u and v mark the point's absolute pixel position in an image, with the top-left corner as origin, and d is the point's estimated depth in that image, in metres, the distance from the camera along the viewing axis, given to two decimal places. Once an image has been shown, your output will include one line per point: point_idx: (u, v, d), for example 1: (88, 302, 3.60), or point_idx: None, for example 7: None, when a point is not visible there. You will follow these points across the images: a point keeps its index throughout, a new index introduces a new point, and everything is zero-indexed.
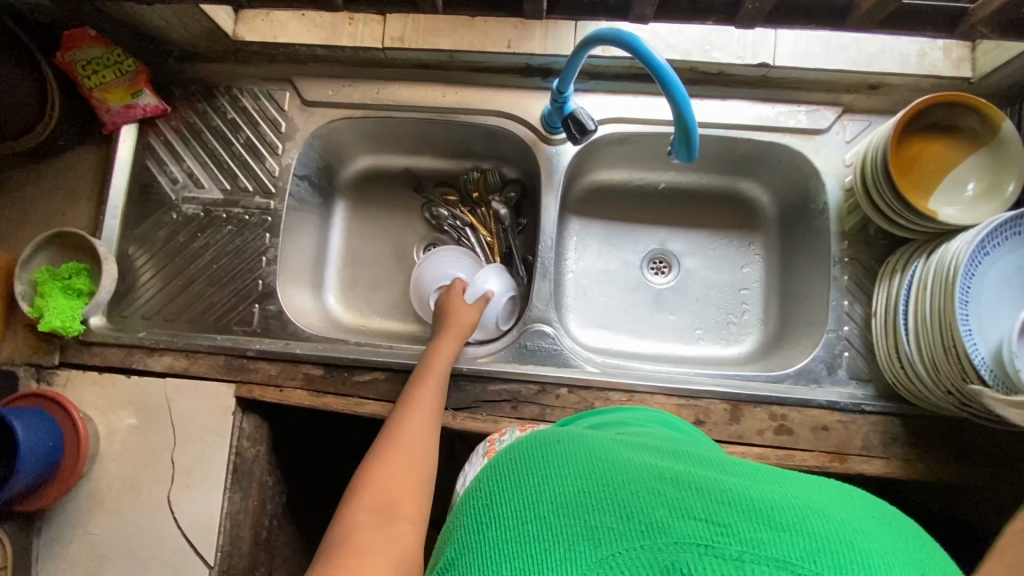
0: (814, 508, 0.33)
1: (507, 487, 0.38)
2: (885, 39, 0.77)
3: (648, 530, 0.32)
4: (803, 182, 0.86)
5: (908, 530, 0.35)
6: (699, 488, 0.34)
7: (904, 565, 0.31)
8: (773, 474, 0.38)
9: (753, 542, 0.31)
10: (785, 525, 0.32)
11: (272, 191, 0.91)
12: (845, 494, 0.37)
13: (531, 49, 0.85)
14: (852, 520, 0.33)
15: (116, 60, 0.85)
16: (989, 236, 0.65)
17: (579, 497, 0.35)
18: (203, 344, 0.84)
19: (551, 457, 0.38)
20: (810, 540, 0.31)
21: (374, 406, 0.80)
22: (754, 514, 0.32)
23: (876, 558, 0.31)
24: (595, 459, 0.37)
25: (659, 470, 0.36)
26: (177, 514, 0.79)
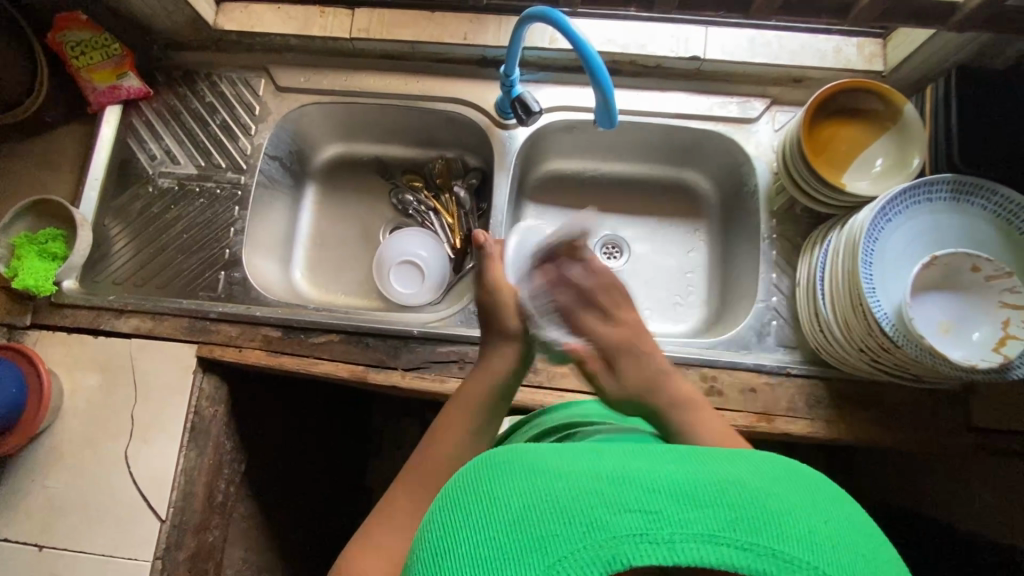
0: (725, 480, 0.37)
1: (463, 504, 0.38)
2: (804, 38, 0.87)
3: (592, 529, 0.34)
4: (737, 168, 0.94)
5: (810, 478, 0.39)
6: (632, 479, 0.36)
7: (794, 511, 0.36)
8: (693, 448, 0.40)
9: (682, 522, 0.34)
10: (706, 503, 0.35)
11: (243, 168, 0.95)
12: (753, 457, 0.40)
13: (485, 41, 0.91)
14: (758, 482, 0.37)
15: (104, 44, 0.90)
16: (891, 205, 0.72)
17: (530, 511, 0.35)
18: (169, 307, 0.88)
19: (504, 474, 0.38)
20: (725, 512, 0.35)
21: (326, 366, 0.84)
22: (679, 494, 0.35)
23: (773, 514, 0.36)
24: (536, 466, 0.38)
25: (598, 471, 0.37)
26: (133, 468, 0.83)
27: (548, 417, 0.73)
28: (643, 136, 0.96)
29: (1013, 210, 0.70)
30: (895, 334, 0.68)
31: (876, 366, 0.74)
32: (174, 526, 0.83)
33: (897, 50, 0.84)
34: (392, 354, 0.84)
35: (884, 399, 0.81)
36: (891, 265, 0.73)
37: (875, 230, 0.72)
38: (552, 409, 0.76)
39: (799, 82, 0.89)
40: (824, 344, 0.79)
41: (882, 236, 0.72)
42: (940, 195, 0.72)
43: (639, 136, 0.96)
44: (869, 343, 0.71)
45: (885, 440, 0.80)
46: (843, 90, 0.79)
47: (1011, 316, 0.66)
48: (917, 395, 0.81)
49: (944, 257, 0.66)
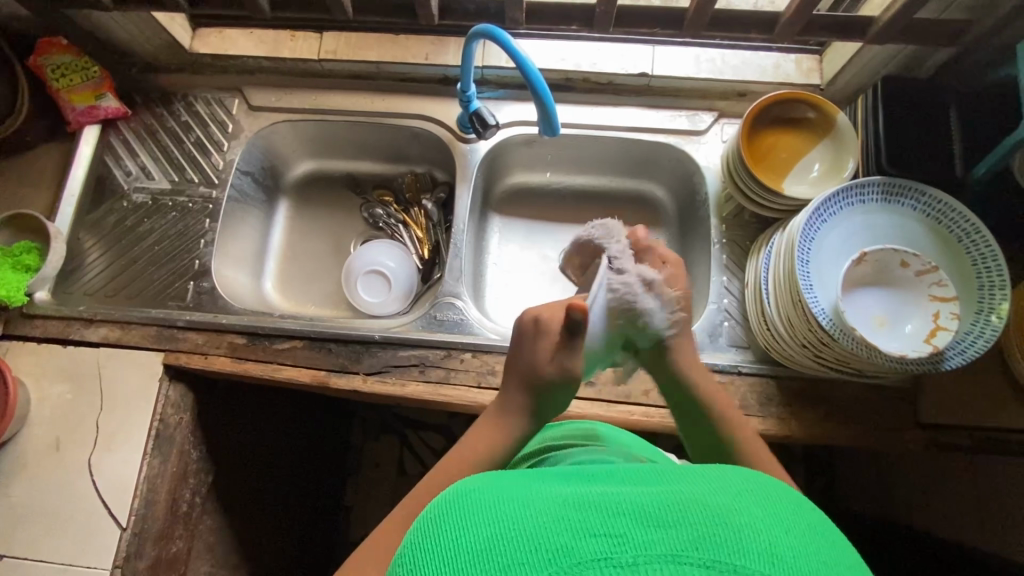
0: (694, 499, 0.35)
1: (431, 539, 0.37)
2: (745, 55, 0.93)
3: (555, 556, 0.32)
4: (689, 177, 0.98)
5: (781, 496, 0.37)
6: (595, 505, 0.35)
7: (772, 531, 0.34)
8: (667, 475, 0.39)
9: (646, 544, 0.32)
10: (671, 524, 0.33)
11: (215, 182, 0.99)
12: (732, 480, 0.38)
13: (445, 61, 0.96)
14: (724, 499, 0.35)
15: (84, 67, 0.95)
16: (825, 206, 0.75)
17: (495, 543, 0.34)
18: (137, 316, 0.90)
19: (472, 509, 0.37)
20: (694, 531, 0.32)
21: (290, 371, 0.86)
22: (642, 516, 0.33)
23: (748, 532, 0.33)
24: (503, 499, 0.37)
25: (563, 497, 0.36)
26: (95, 476, 0.84)
27: (530, 440, 0.74)
28: (600, 149, 1.00)
29: (940, 209, 0.74)
30: (831, 328, 0.70)
31: (820, 362, 0.76)
32: (134, 535, 0.82)
33: (831, 64, 0.89)
34: (355, 359, 0.86)
35: (835, 397, 0.82)
36: (828, 263, 0.76)
37: (811, 230, 0.75)
38: (534, 435, 0.76)
39: (744, 96, 0.95)
40: (771, 342, 0.81)
41: (818, 236, 0.76)
42: (872, 196, 0.76)
43: (596, 150, 1.00)
44: (810, 338, 0.74)
45: (837, 437, 0.81)
46: (779, 102, 0.84)
47: (940, 309, 0.69)
48: (867, 392, 0.83)
49: (874, 254, 0.70)
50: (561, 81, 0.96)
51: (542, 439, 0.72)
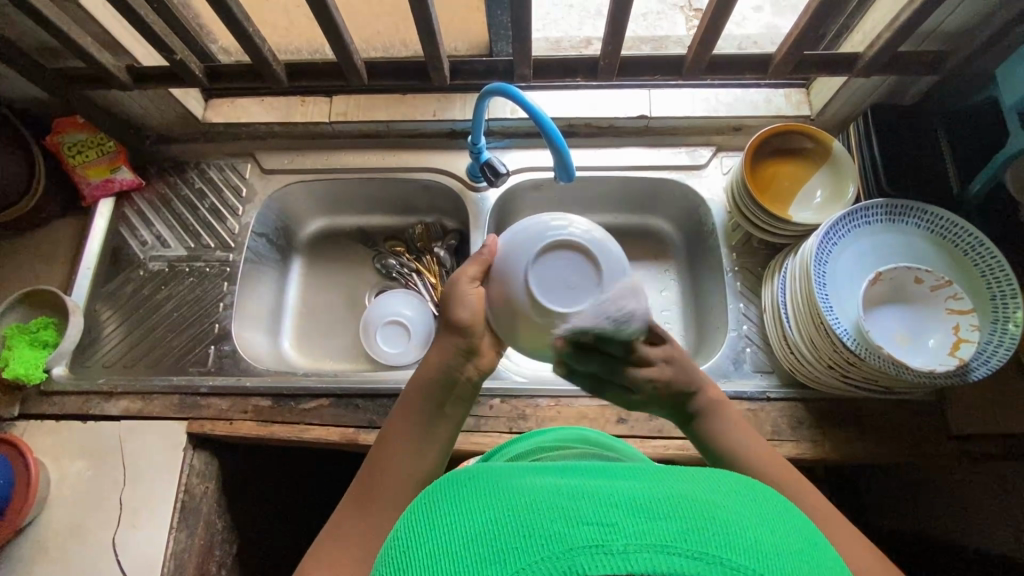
0: (685, 494, 0.35)
1: (428, 522, 0.37)
2: (736, 92, 0.98)
3: (548, 542, 0.33)
4: (695, 210, 1.01)
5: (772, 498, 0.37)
6: (590, 494, 0.35)
7: (759, 528, 0.34)
8: (661, 469, 0.39)
9: (636, 534, 0.32)
10: (661, 513, 0.33)
11: (231, 245, 1.00)
12: (724, 480, 0.38)
13: (452, 116, 0.99)
14: (715, 496, 0.36)
15: (99, 143, 0.97)
16: (834, 229, 0.78)
17: (488, 527, 0.35)
18: (158, 385, 0.90)
19: (470, 495, 0.38)
20: (683, 522, 0.33)
21: (318, 431, 0.85)
22: (634, 506, 0.34)
23: (735, 526, 0.33)
24: (501, 485, 0.38)
25: (558, 486, 0.37)
26: (120, 557, 0.81)
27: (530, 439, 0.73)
28: (605, 188, 1.03)
29: (943, 225, 0.77)
30: (856, 347, 0.72)
31: (847, 381, 0.77)
32: None
33: (820, 96, 0.94)
34: (383, 413, 0.85)
35: (864, 415, 0.83)
36: (843, 283, 0.78)
37: (824, 254, 0.78)
38: (522, 439, 0.75)
39: (739, 130, 0.99)
40: (796, 365, 0.82)
41: (831, 258, 0.78)
42: (877, 217, 0.79)
43: (602, 189, 1.03)
44: (835, 359, 0.75)
45: (871, 455, 0.81)
46: (777, 134, 0.88)
47: (959, 322, 0.71)
48: (894, 407, 0.83)
49: (889, 272, 0.72)
50: (565, 128, 1.00)
51: (532, 441, 0.71)
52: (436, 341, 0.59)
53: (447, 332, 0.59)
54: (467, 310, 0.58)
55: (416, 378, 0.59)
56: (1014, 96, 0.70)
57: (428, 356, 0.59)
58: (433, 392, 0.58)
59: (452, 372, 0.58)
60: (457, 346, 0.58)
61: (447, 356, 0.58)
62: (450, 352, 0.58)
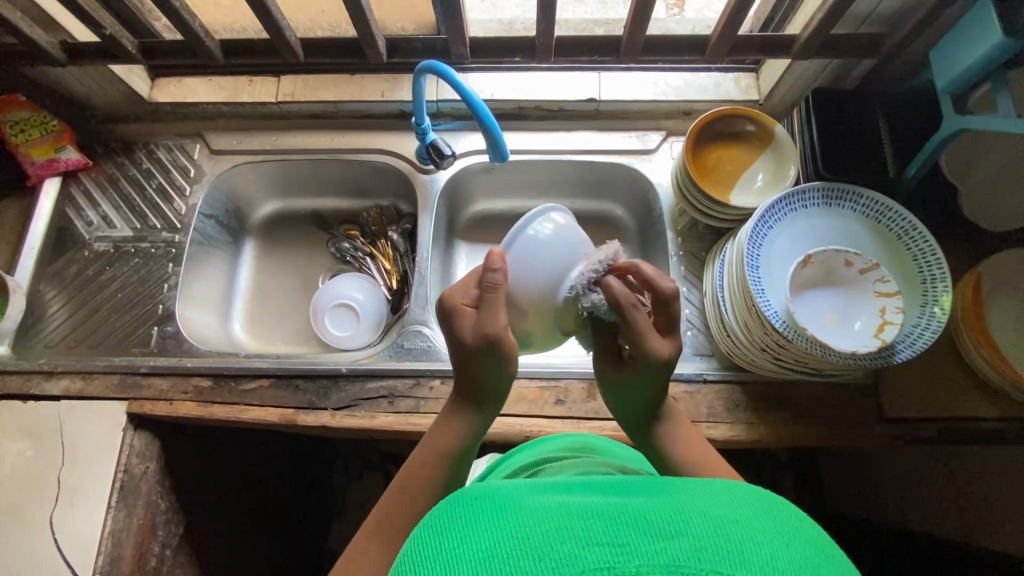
0: (696, 512, 0.37)
1: (438, 545, 0.37)
2: (687, 76, 0.98)
3: (560, 564, 0.34)
4: (645, 195, 1.01)
5: (780, 511, 0.39)
6: (601, 515, 0.37)
7: (773, 543, 0.36)
8: (669, 486, 0.41)
9: (649, 554, 0.35)
10: (675, 534, 0.35)
11: (178, 226, 0.99)
12: (732, 492, 0.40)
13: (401, 97, 0.98)
14: (724, 512, 0.38)
15: (43, 121, 0.96)
16: (769, 213, 0.78)
17: (502, 548, 0.36)
18: (99, 365, 0.89)
19: (478, 518, 0.38)
20: (695, 542, 0.35)
21: (257, 412, 0.85)
22: (647, 527, 0.36)
23: (747, 542, 0.35)
24: (509, 508, 0.39)
25: (570, 507, 0.38)
26: (57, 535, 0.81)
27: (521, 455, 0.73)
28: (556, 173, 1.03)
29: (878, 210, 0.77)
30: (785, 330, 0.72)
31: (781, 365, 0.78)
32: None
33: (768, 80, 0.94)
34: (323, 395, 0.85)
35: (800, 399, 0.84)
36: (778, 267, 0.78)
37: (758, 237, 0.78)
38: (523, 450, 0.76)
39: (689, 115, 0.99)
40: (733, 349, 0.83)
41: (765, 242, 0.78)
42: (812, 201, 0.79)
43: (553, 173, 1.03)
44: (767, 341, 0.75)
45: (807, 438, 0.82)
46: (721, 117, 0.88)
47: (886, 304, 0.71)
48: (829, 391, 0.84)
49: (818, 255, 0.72)
50: (515, 110, 1.00)
51: (537, 451, 0.72)
52: (458, 412, 0.61)
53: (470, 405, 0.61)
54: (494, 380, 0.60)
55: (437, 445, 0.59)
56: (944, 79, 0.70)
57: (450, 426, 0.61)
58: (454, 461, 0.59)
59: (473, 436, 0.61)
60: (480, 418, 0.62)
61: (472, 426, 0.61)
62: (477, 423, 0.61)
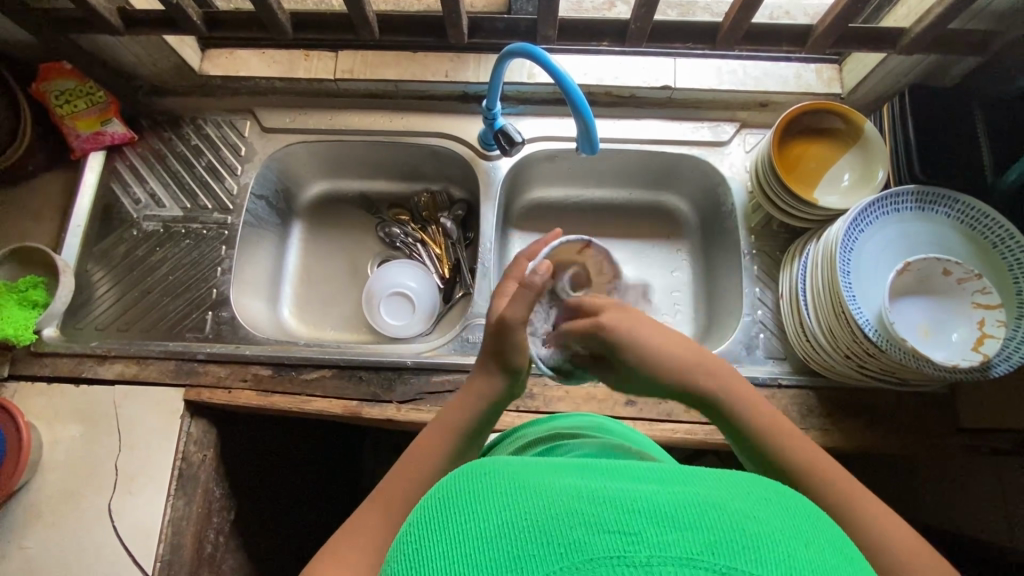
0: (714, 500, 0.31)
1: (434, 519, 0.32)
2: (765, 65, 0.93)
3: (567, 552, 0.28)
4: (713, 188, 0.97)
5: (799, 509, 0.33)
6: (609, 498, 0.31)
7: (793, 542, 0.30)
8: (687, 473, 0.35)
9: (661, 545, 0.28)
10: (688, 525, 0.29)
11: (230, 207, 0.96)
12: (749, 486, 0.34)
13: (466, 78, 0.94)
14: (748, 507, 0.32)
15: (89, 92, 0.91)
16: (862, 215, 0.75)
17: (500, 533, 0.30)
18: (154, 350, 0.87)
19: (474, 492, 0.33)
20: (711, 535, 0.29)
21: (319, 403, 0.83)
22: (659, 514, 0.29)
23: (767, 540, 0.29)
24: (513, 482, 0.33)
25: (577, 487, 0.32)
26: (116, 522, 0.80)
27: (534, 428, 0.72)
28: (622, 162, 0.99)
29: (974, 216, 0.74)
30: (878, 339, 0.70)
31: (862, 372, 0.76)
32: None
33: (852, 73, 0.90)
34: (386, 387, 0.83)
35: (875, 406, 0.82)
36: (869, 271, 0.76)
37: (850, 241, 0.75)
38: (533, 425, 0.74)
39: (765, 107, 0.95)
40: (812, 355, 0.81)
41: (856, 246, 0.75)
42: (906, 205, 0.76)
43: (618, 163, 0.99)
44: (854, 349, 0.73)
45: (880, 445, 0.81)
46: (808, 112, 0.84)
47: (985, 316, 0.69)
48: (904, 398, 0.83)
49: (917, 262, 0.70)
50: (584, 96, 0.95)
51: (549, 426, 0.70)
52: (484, 375, 0.59)
53: (496, 373, 0.59)
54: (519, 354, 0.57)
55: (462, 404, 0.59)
56: None
57: (473, 389, 0.59)
58: (477, 419, 0.59)
59: (494, 408, 0.60)
60: (502, 384, 0.59)
61: (492, 390, 0.59)
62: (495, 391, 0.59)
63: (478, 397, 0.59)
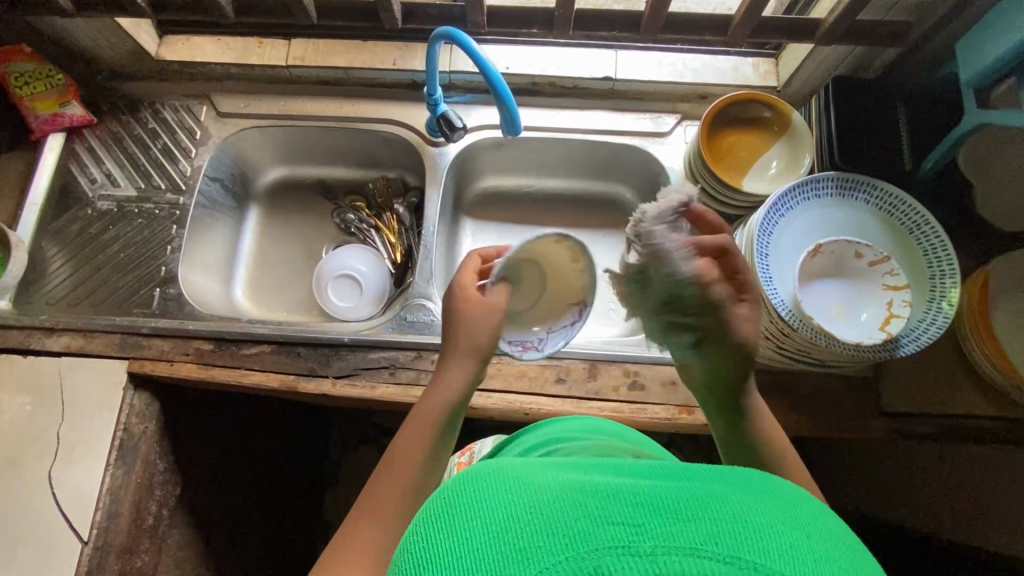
0: (714, 496, 0.33)
1: (448, 519, 0.34)
2: (704, 59, 0.96)
3: (573, 542, 0.30)
4: (655, 178, 1.00)
5: (801, 500, 0.35)
6: (613, 494, 0.33)
7: (799, 531, 0.32)
8: (693, 471, 0.37)
9: (666, 536, 0.30)
10: (691, 517, 0.31)
11: (182, 188, 0.98)
12: (757, 481, 0.36)
13: (413, 67, 0.97)
14: (746, 502, 0.33)
15: (48, 75, 0.94)
16: (781, 200, 0.77)
17: (510, 526, 0.32)
18: (101, 324, 0.89)
19: (485, 490, 0.35)
20: (714, 525, 0.30)
21: (257, 377, 0.85)
22: (663, 508, 0.31)
23: (767, 529, 0.31)
24: (519, 481, 0.35)
25: (581, 485, 0.34)
26: (55, 489, 0.81)
27: (533, 434, 0.73)
28: (568, 152, 1.02)
29: (892, 202, 0.76)
30: (790, 318, 0.71)
31: (783, 353, 0.77)
32: (95, 549, 0.80)
33: (787, 67, 0.92)
34: (324, 362, 0.86)
35: (801, 390, 0.84)
36: (787, 254, 0.78)
37: (770, 224, 0.77)
38: (532, 431, 0.76)
39: (705, 99, 0.97)
40: None
41: (777, 229, 0.78)
42: (826, 190, 0.78)
43: (564, 152, 1.02)
44: (771, 330, 0.75)
45: (805, 428, 0.83)
46: (737, 102, 0.86)
47: (893, 297, 0.71)
48: (831, 383, 0.84)
49: (828, 245, 0.72)
50: (528, 86, 0.98)
51: (547, 431, 0.72)
52: (456, 365, 0.63)
53: (466, 358, 0.63)
54: (481, 320, 0.63)
55: (437, 396, 0.62)
56: (970, 70, 0.70)
57: (448, 378, 0.63)
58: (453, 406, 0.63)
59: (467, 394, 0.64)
60: (474, 370, 0.64)
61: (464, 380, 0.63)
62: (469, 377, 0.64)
63: (452, 386, 0.63)
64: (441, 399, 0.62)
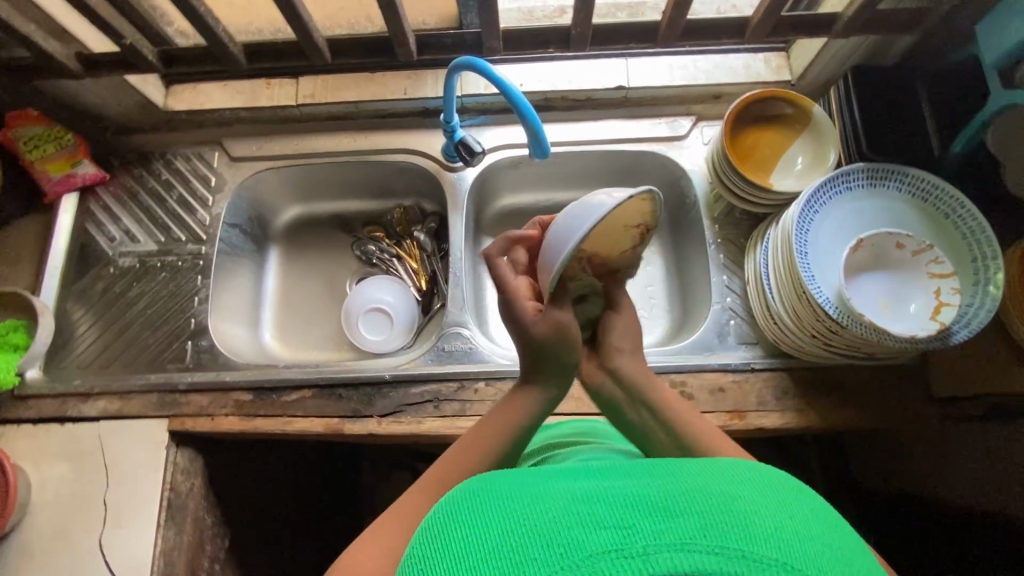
0: (697, 488, 0.35)
1: (446, 535, 0.36)
2: (714, 59, 0.96)
3: (569, 550, 0.33)
4: (676, 182, 0.99)
5: (780, 482, 0.38)
6: (601, 498, 0.35)
7: (776, 510, 0.35)
8: (675, 465, 0.39)
9: (654, 534, 0.33)
10: (678, 514, 0.34)
11: (203, 238, 0.97)
12: (738, 468, 0.38)
13: (424, 94, 0.97)
14: (732, 488, 0.36)
15: (57, 136, 0.94)
16: (814, 197, 0.77)
17: (507, 539, 0.34)
18: (136, 384, 0.88)
19: (478, 510, 0.37)
20: (697, 519, 0.33)
21: (301, 423, 0.84)
22: (651, 507, 0.34)
23: (749, 514, 0.34)
24: (512, 499, 0.37)
25: (573, 493, 0.37)
26: (107, 557, 0.80)
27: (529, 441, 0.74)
28: (585, 164, 1.01)
29: (926, 189, 0.76)
30: (839, 316, 0.71)
31: (831, 350, 0.77)
32: None
33: (799, 60, 0.92)
34: (367, 402, 0.84)
35: (848, 384, 0.83)
36: (826, 250, 0.78)
37: (805, 222, 0.76)
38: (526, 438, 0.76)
39: (719, 99, 0.97)
40: (780, 337, 0.82)
41: (812, 227, 0.77)
42: (858, 183, 0.78)
43: (582, 164, 1.01)
44: (819, 328, 0.74)
45: (857, 421, 0.82)
46: (758, 100, 0.86)
47: (940, 285, 0.70)
48: (877, 374, 0.84)
49: (869, 239, 0.71)
50: (540, 102, 0.98)
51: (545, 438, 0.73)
52: (527, 387, 0.62)
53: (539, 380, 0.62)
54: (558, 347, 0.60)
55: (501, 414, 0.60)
56: (992, 54, 0.69)
57: (518, 399, 0.61)
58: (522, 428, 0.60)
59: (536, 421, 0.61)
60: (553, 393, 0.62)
61: (544, 401, 0.62)
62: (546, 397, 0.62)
63: (521, 409, 0.60)
64: (508, 421, 0.59)
